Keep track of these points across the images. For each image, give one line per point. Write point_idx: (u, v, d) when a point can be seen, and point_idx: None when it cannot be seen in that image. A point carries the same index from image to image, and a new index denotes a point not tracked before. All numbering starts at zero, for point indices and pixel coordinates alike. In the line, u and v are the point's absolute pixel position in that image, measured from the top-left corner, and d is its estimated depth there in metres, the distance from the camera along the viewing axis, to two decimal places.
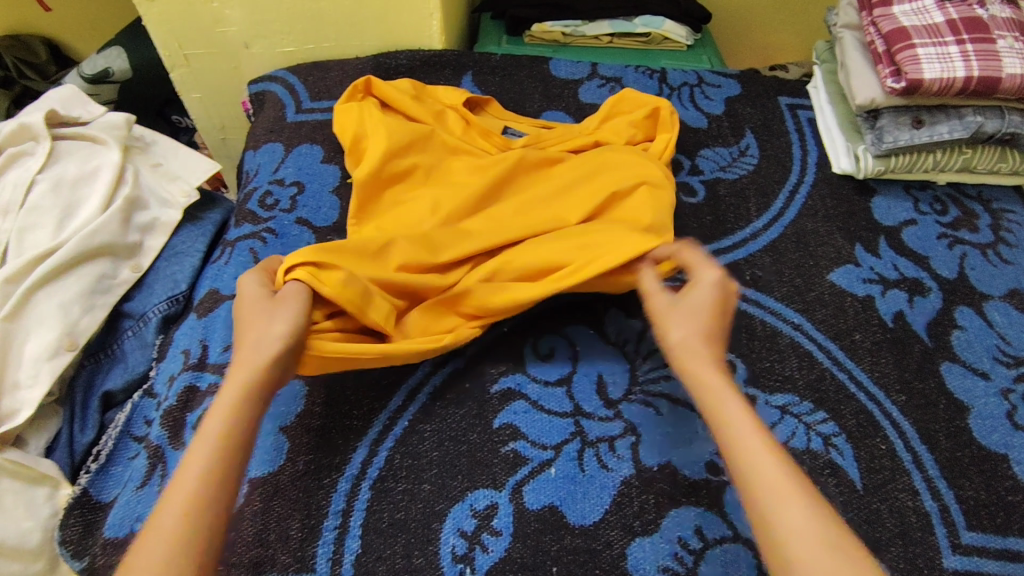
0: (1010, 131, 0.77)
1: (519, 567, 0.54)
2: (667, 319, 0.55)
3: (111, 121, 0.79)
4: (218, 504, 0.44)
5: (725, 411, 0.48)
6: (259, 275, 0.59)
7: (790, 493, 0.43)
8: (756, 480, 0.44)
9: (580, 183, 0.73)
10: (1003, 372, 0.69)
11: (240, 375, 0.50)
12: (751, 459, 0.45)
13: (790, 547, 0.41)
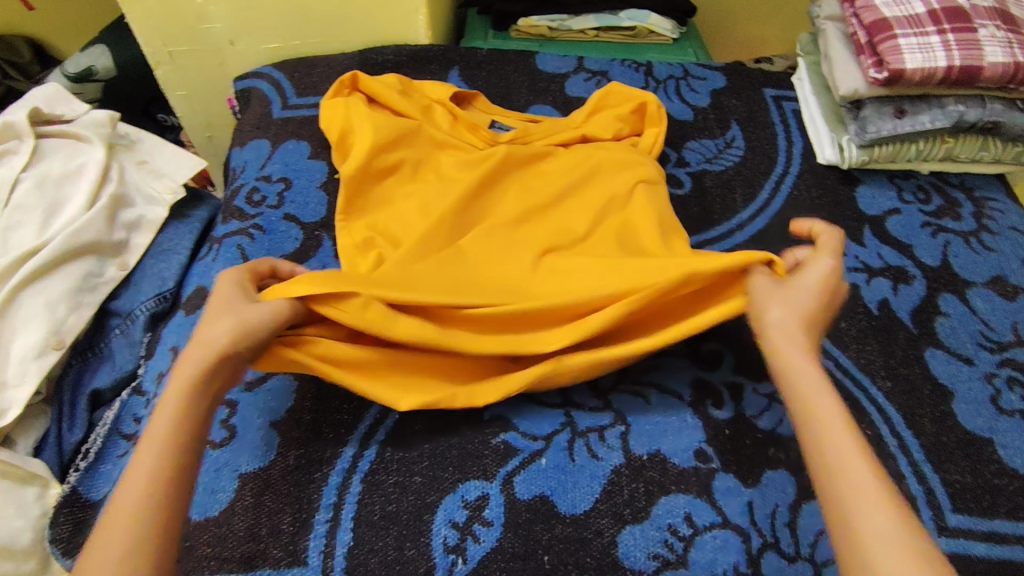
0: (991, 120, 0.78)
1: (510, 557, 0.54)
2: (768, 301, 0.55)
3: (95, 118, 0.78)
4: (173, 502, 0.45)
5: (817, 406, 0.49)
6: (236, 275, 0.57)
7: (880, 502, 0.43)
8: (844, 481, 0.44)
9: (575, 183, 0.74)
10: (986, 357, 0.70)
11: (188, 369, 0.50)
12: (841, 456, 0.45)
13: (873, 550, 0.41)
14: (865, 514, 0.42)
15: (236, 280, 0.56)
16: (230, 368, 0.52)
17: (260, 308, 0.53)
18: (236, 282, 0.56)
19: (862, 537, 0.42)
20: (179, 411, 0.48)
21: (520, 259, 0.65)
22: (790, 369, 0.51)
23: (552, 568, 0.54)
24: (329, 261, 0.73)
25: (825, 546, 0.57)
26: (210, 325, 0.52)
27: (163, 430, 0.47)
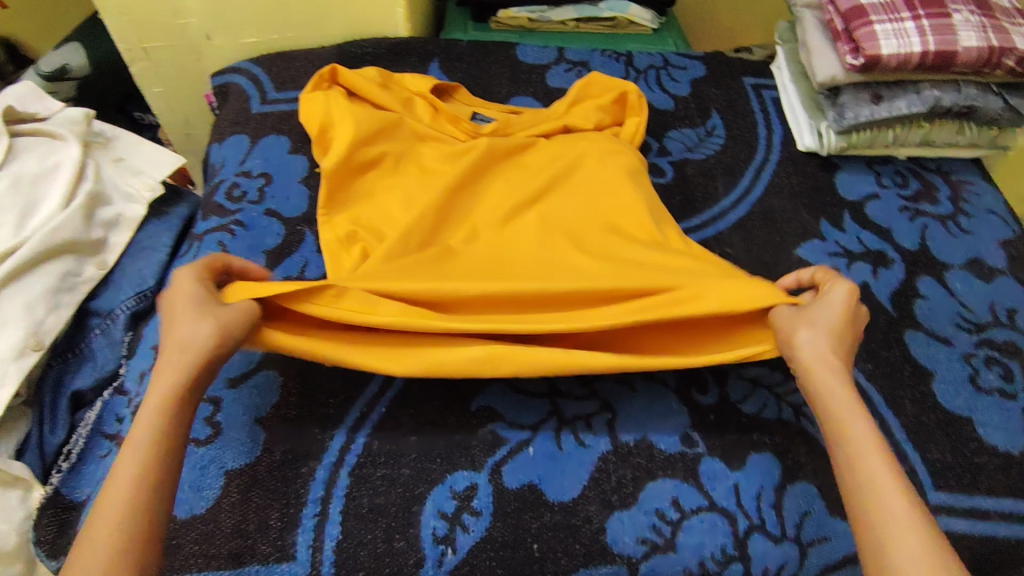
0: (965, 104, 0.79)
1: (500, 546, 0.55)
2: (793, 324, 0.54)
3: (69, 116, 0.77)
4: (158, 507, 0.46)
5: (851, 428, 0.50)
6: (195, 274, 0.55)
7: (914, 529, 0.44)
8: (880, 510, 0.46)
9: (560, 176, 0.75)
10: (964, 338, 0.71)
11: (171, 373, 0.50)
12: (874, 482, 0.47)
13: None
14: (900, 544, 0.44)
15: (194, 277, 0.55)
16: (207, 374, 0.52)
17: (234, 313, 0.53)
18: (195, 281, 0.54)
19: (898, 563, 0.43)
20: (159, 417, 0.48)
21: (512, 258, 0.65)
22: (824, 392, 0.52)
23: (541, 555, 0.55)
24: (312, 255, 0.72)
25: (809, 527, 0.58)
26: (181, 328, 0.51)
27: (146, 436, 0.47)
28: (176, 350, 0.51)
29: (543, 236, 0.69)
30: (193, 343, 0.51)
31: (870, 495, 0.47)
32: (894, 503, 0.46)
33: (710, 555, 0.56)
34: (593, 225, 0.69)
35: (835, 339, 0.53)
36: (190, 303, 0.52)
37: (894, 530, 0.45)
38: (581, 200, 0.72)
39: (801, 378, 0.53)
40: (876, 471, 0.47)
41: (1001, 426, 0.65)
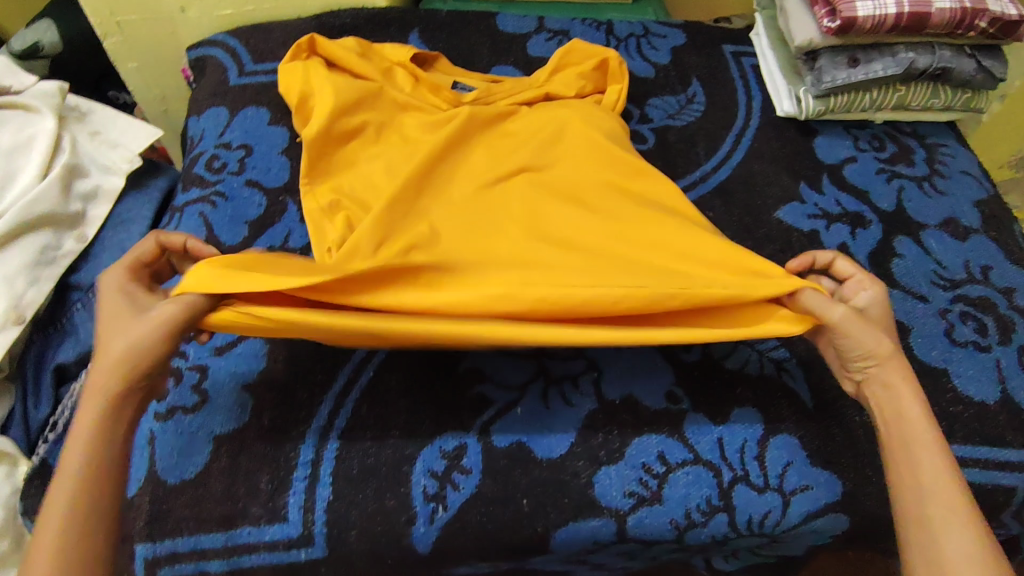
0: (940, 66, 0.80)
1: (490, 502, 0.56)
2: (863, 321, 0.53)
3: (42, 89, 0.75)
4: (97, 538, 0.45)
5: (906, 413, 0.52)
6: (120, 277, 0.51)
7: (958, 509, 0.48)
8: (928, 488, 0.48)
9: (545, 146, 0.75)
10: (940, 294, 0.72)
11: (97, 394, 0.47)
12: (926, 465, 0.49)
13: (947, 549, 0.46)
14: (954, 550, 0.46)
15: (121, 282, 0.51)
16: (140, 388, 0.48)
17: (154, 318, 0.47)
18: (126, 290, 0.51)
19: (951, 567, 0.45)
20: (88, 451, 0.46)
21: (506, 234, 0.64)
22: (890, 397, 0.52)
23: (531, 510, 0.56)
24: (296, 225, 0.72)
25: (792, 476, 0.59)
26: (104, 348, 0.47)
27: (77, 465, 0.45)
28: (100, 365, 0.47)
29: (534, 200, 0.69)
30: (114, 362, 0.46)
31: (927, 502, 0.48)
32: (950, 514, 0.47)
33: (696, 507, 0.57)
34: (586, 187, 0.69)
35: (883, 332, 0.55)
36: (112, 316, 0.49)
37: (948, 536, 0.47)
38: (569, 163, 0.73)
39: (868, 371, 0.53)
40: (936, 479, 0.49)
41: (975, 376, 0.67)
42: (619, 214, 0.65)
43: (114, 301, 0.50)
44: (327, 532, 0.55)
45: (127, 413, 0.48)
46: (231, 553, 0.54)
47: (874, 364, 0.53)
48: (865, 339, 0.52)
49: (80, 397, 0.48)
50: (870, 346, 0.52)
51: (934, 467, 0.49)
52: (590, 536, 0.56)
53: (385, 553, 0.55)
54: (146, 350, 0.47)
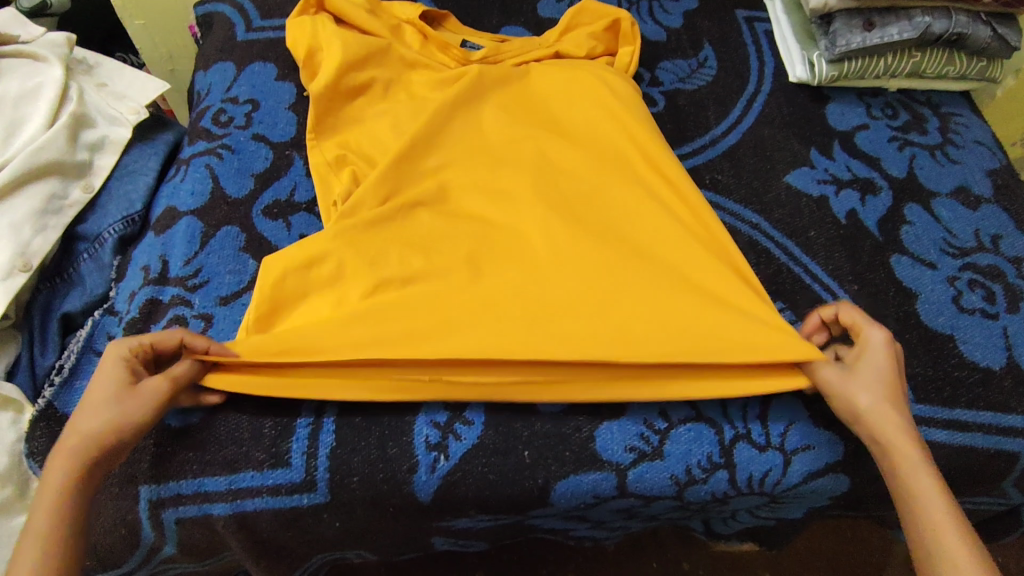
0: (956, 31, 0.79)
1: (491, 452, 0.57)
2: (844, 380, 0.55)
3: (52, 39, 0.75)
4: None
5: (894, 447, 0.53)
6: (126, 349, 0.53)
7: (958, 541, 0.49)
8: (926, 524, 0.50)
9: (556, 119, 0.74)
10: (949, 262, 0.72)
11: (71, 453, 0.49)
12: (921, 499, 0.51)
13: None
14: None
15: (131, 353, 0.53)
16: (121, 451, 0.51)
17: (149, 393, 0.51)
18: (129, 360, 0.52)
19: None
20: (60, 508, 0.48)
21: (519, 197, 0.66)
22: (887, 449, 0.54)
23: (532, 462, 0.57)
24: (301, 179, 0.72)
25: (794, 435, 0.59)
26: (88, 412, 0.50)
27: (49, 519, 0.47)
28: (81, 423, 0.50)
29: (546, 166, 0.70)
30: (92, 428, 0.49)
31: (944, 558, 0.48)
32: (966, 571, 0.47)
33: (697, 463, 0.58)
34: (594, 161, 0.70)
35: (883, 381, 0.55)
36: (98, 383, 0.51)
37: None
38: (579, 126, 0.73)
39: (857, 428, 0.55)
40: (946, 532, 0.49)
41: (982, 343, 0.67)
42: (632, 202, 0.66)
43: (108, 369, 0.52)
44: (329, 478, 0.55)
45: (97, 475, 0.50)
46: (234, 497, 0.55)
47: (857, 418, 0.55)
48: (837, 398, 0.56)
49: (49, 458, 0.50)
50: (845, 400, 0.55)
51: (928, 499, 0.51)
52: (590, 489, 0.57)
53: (387, 500, 0.56)
54: (135, 419, 0.51)
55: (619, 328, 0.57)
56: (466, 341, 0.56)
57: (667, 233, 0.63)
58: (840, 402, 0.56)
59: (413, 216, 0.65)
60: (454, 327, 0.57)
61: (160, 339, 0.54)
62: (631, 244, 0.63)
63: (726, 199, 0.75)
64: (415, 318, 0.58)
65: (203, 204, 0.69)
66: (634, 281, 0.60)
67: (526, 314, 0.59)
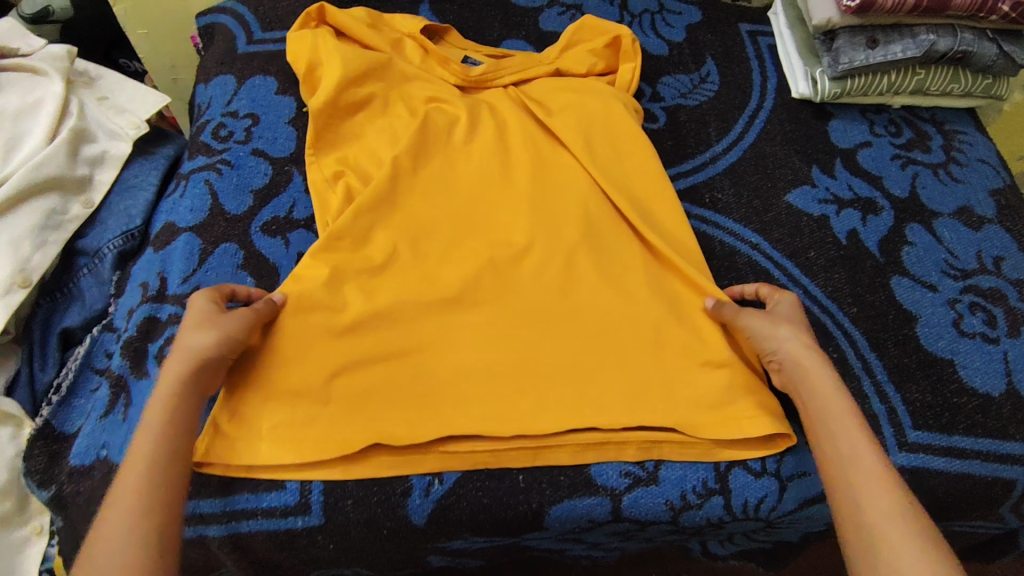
0: (961, 49, 0.78)
1: (484, 476, 0.58)
2: (771, 319, 0.60)
3: (52, 53, 0.75)
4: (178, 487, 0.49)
5: (813, 370, 0.57)
6: (207, 296, 0.58)
7: (867, 448, 0.51)
8: (838, 435, 0.53)
9: (552, 147, 0.74)
10: (950, 284, 0.71)
11: (174, 372, 0.53)
12: (833, 411, 0.54)
13: (857, 486, 0.50)
14: (895, 543, 0.46)
15: (212, 297, 0.58)
16: (211, 376, 0.55)
17: (237, 320, 0.57)
18: (213, 299, 0.58)
19: (864, 499, 0.49)
20: (162, 442, 0.50)
21: (518, 225, 0.69)
22: (813, 391, 0.56)
23: (526, 486, 0.57)
24: (300, 196, 0.72)
25: (788, 463, 0.59)
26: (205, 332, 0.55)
27: (159, 428, 0.50)
28: (181, 356, 0.54)
29: (545, 191, 0.71)
30: (202, 350, 0.54)
31: (862, 491, 0.49)
32: (884, 505, 0.48)
33: (691, 489, 0.58)
34: (594, 194, 0.71)
35: (799, 323, 0.61)
36: (189, 320, 0.56)
37: (885, 529, 0.47)
38: (581, 148, 0.72)
39: (778, 357, 0.59)
40: (867, 467, 0.50)
41: (981, 368, 0.66)
42: (627, 247, 0.68)
43: (197, 309, 0.57)
44: (324, 500, 0.56)
45: (192, 402, 0.53)
46: (229, 518, 0.55)
47: (779, 347, 0.59)
48: (767, 338, 0.59)
49: (165, 373, 0.53)
50: (771, 334, 0.59)
51: (844, 412, 0.54)
52: (585, 514, 0.57)
53: (381, 523, 0.56)
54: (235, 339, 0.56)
55: (606, 382, 0.61)
56: (457, 387, 0.60)
57: (655, 276, 0.67)
58: (770, 343, 0.59)
59: (420, 242, 0.67)
60: (449, 380, 0.60)
61: (216, 288, 0.60)
62: (622, 286, 0.65)
63: (726, 219, 0.75)
64: (414, 360, 0.61)
65: (200, 221, 0.69)
66: (618, 330, 0.63)
67: (517, 354, 0.62)
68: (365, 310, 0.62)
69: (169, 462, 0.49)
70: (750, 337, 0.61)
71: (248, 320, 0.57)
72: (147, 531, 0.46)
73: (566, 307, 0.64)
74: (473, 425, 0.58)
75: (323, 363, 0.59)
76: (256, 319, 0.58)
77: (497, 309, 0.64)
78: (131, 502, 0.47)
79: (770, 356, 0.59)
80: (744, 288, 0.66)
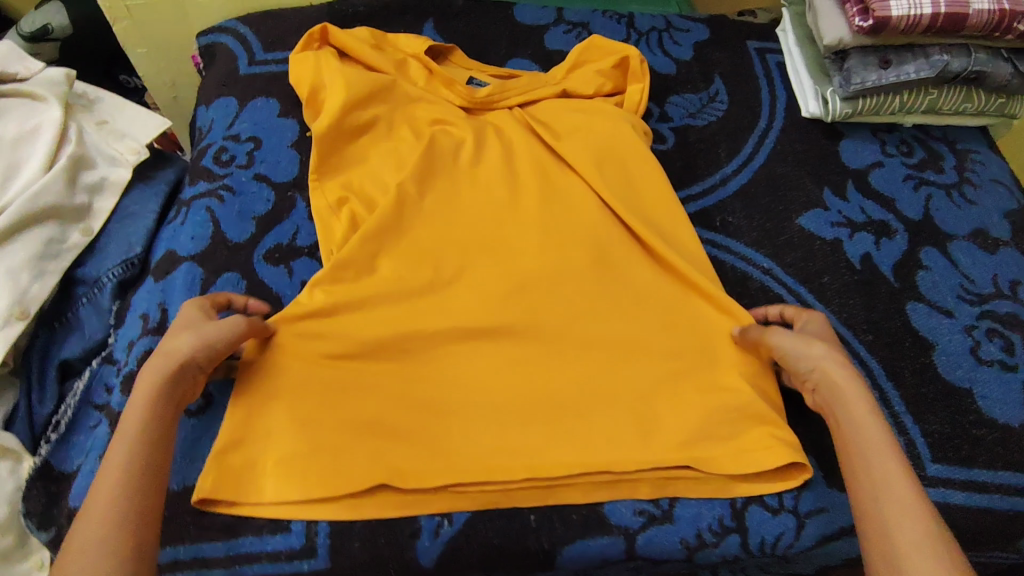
0: (976, 69, 0.76)
1: (495, 516, 0.56)
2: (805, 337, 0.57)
3: (49, 76, 0.74)
4: (150, 492, 0.47)
5: (846, 391, 0.54)
6: (201, 302, 0.58)
7: (899, 473, 0.48)
8: (869, 458, 0.50)
9: (562, 172, 0.73)
10: (966, 309, 0.70)
11: (151, 376, 0.51)
12: (864, 434, 0.51)
13: (886, 514, 0.47)
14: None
15: (202, 304, 0.58)
16: (191, 382, 0.53)
17: (224, 328, 0.54)
18: (203, 305, 0.58)
19: (895, 527, 0.46)
20: (137, 444, 0.48)
21: (527, 252, 0.67)
22: (847, 413, 0.53)
23: (538, 526, 0.56)
24: (303, 222, 0.70)
25: (806, 498, 0.58)
26: (186, 337, 0.53)
27: (135, 431, 0.48)
28: (161, 357, 0.52)
29: (554, 216, 0.69)
30: (182, 355, 0.52)
31: (893, 519, 0.46)
32: (917, 536, 0.45)
33: (707, 527, 0.57)
34: (603, 219, 0.69)
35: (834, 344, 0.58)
36: (178, 324, 0.55)
37: (917, 561, 0.44)
38: (591, 172, 0.71)
39: (809, 376, 0.56)
40: (900, 495, 0.47)
41: (1000, 398, 0.65)
42: (638, 274, 0.67)
43: (185, 315, 0.56)
44: (330, 543, 0.54)
45: (171, 406, 0.51)
46: (232, 562, 0.54)
47: (812, 365, 0.56)
48: (800, 355, 0.56)
49: (142, 376, 0.51)
50: (804, 351, 0.56)
51: (876, 435, 0.51)
52: (598, 554, 0.56)
53: (389, 566, 0.54)
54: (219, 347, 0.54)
55: (618, 416, 0.59)
56: (466, 423, 0.58)
57: (667, 304, 0.65)
58: (804, 362, 0.56)
59: (426, 271, 0.65)
60: (458, 416, 0.58)
61: (211, 296, 0.60)
62: (633, 315, 0.64)
63: (737, 243, 0.74)
64: (421, 394, 0.59)
65: (202, 249, 0.67)
66: (630, 362, 0.62)
67: (528, 387, 0.60)
68: (371, 343, 0.60)
69: (144, 467, 0.47)
70: (779, 354, 0.58)
71: (239, 330, 0.55)
72: (117, 538, 0.44)
73: (576, 338, 0.63)
74: (483, 463, 0.56)
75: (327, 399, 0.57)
76: (249, 331, 0.56)
77: (507, 341, 0.62)
78: (107, 509, 0.45)
79: (803, 375, 0.57)
80: (769, 311, 0.65)
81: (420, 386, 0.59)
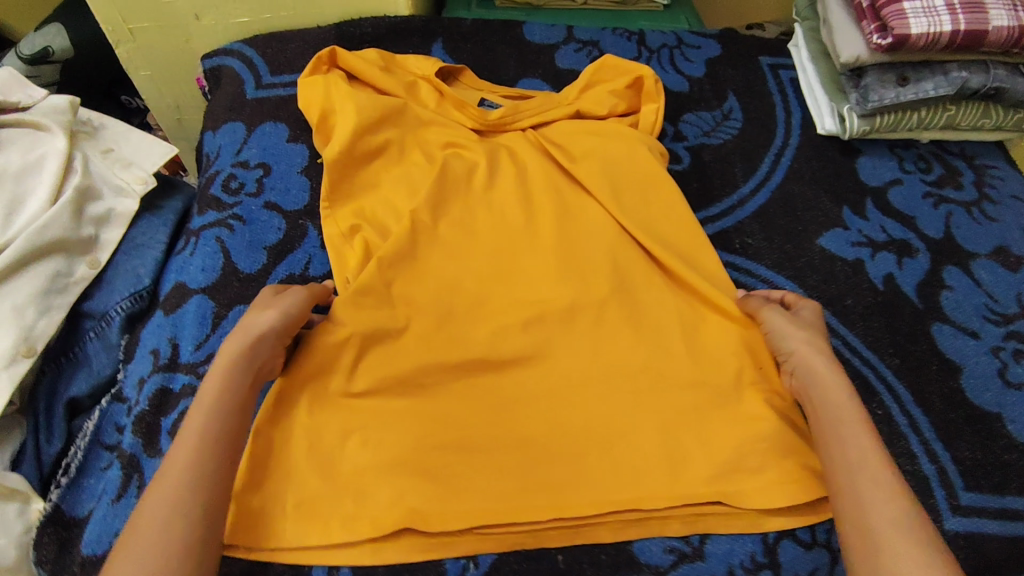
0: (995, 85, 0.75)
1: (521, 558, 0.54)
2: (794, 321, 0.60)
3: (53, 104, 0.72)
4: (224, 458, 0.48)
5: (831, 385, 0.55)
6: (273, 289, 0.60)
7: (878, 464, 0.49)
8: (848, 449, 0.51)
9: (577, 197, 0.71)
10: (992, 330, 0.69)
11: (230, 348, 0.53)
12: (844, 426, 0.52)
13: (863, 503, 0.48)
14: (895, 547, 0.45)
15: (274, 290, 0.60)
16: (269, 354, 0.55)
17: (293, 300, 0.58)
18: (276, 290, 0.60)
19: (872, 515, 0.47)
20: (216, 411, 0.50)
21: (546, 279, 0.66)
22: (825, 396, 0.55)
23: (566, 567, 0.54)
24: (315, 251, 0.69)
25: None
26: (258, 314, 0.56)
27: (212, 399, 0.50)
28: (239, 334, 0.54)
29: (572, 241, 0.68)
30: (258, 329, 0.55)
31: (871, 507, 0.47)
32: (886, 511, 0.47)
33: (740, 564, 0.55)
34: (623, 243, 0.68)
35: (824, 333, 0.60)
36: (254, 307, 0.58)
37: (887, 535, 0.45)
38: (607, 195, 0.70)
39: (793, 364, 0.58)
40: (878, 484, 0.48)
41: None
42: (659, 299, 0.65)
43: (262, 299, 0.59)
44: None
45: (248, 377, 0.52)
46: None
47: (794, 351, 0.59)
48: (786, 340, 0.59)
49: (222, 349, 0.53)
50: (788, 336, 0.59)
51: (854, 426, 0.52)
52: None
53: None
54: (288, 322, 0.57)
55: (645, 451, 0.57)
56: (489, 460, 0.56)
57: (690, 331, 0.64)
58: (787, 344, 0.59)
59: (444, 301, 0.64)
60: (480, 453, 0.57)
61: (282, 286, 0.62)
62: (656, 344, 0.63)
63: (758, 265, 0.72)
64: (441, 430, 0.57)
65: (213, 281, 0.66)
66: (655, 393, 0.60)
67: (550, 422, 0.59)
68: (389, 378, 0.59)
69: (221, 433, 0.49)
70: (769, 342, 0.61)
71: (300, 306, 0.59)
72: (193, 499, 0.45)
73: (599, 369, 0.61)
74: (508, 503, 0.54)
75: (346, 438, 0.56)
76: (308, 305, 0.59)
77: (527, 373, 0.61)
78: (182, 474, 0.46)
79: (786, 360, 0.59)
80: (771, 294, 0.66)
81: (440, 422, 0.58)
